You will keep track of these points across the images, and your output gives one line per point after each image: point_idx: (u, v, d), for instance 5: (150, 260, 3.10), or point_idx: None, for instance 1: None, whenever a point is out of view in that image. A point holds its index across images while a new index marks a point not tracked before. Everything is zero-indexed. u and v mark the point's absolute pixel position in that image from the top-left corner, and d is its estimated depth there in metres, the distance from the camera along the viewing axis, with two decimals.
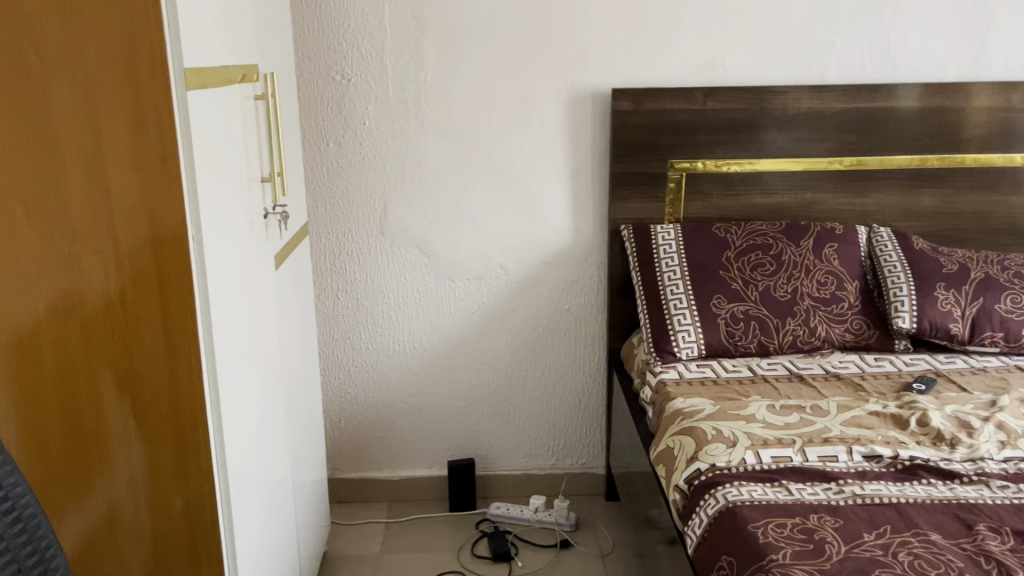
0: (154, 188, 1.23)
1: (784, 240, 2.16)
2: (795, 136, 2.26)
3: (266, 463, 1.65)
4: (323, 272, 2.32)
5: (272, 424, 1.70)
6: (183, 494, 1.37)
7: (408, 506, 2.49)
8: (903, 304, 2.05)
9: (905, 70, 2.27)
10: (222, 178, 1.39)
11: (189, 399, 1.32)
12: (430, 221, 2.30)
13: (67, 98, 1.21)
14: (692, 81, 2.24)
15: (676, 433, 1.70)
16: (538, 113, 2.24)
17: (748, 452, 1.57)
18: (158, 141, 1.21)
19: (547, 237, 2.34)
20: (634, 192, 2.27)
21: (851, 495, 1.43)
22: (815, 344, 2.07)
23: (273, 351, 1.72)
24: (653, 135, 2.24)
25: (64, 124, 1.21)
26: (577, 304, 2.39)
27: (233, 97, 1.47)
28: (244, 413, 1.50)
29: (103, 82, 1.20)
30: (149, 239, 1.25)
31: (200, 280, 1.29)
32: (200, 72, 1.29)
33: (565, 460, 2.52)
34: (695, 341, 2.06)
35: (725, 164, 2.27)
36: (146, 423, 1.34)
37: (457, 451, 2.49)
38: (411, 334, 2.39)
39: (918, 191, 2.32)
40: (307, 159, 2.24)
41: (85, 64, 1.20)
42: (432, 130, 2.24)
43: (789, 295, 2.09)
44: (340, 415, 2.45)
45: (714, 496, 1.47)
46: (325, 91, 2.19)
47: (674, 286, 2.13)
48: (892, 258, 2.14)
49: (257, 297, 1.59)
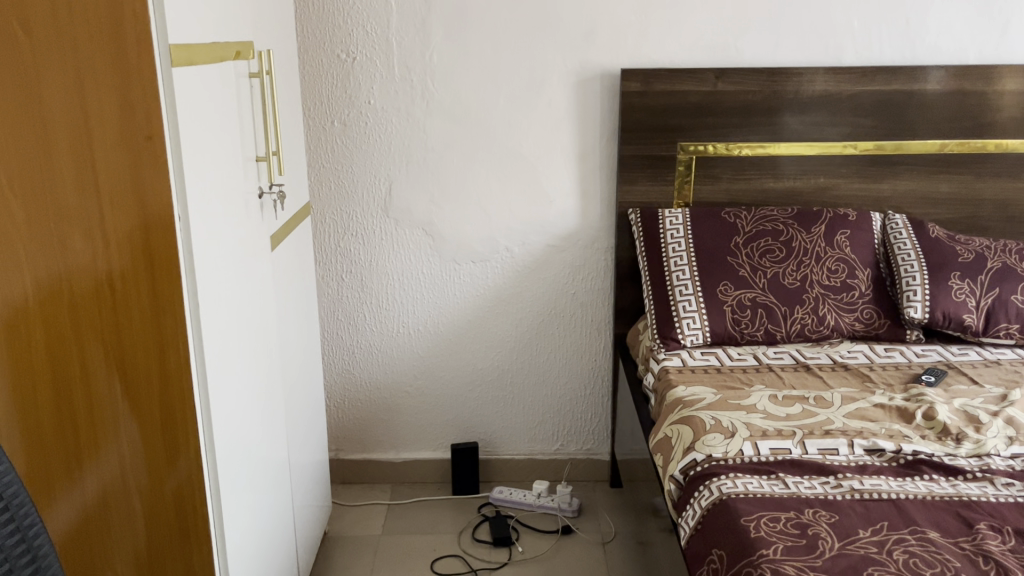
0: (143, 168, 1.23)
1: (796, 225, 2.11)
2: (809, 119, 2.20)
3: (260, 445, 1.65)
4: (325, 251, 2.31)
5: (269, 406, 1.70)
6: (176, 472, 1.37)
7: (412, 488, 2.48)
8: (915, 293, 2.00)
9: (926, 51, 2.19)
10: (212, 157, 1.38)
11: (177, 378, 1.32)
12: (435, 203, 2.27)
13: (56, 75, 1.18)
14: (704, 62, 2.19)
15: (675, 422, 1.67)
16: (545, 94, 2.20)
17: (746, 444, 1.54)
18: (144, 120, 1.21)
19: (554, 220, 2.30)
20: (643, 175, 2.23)
21: (849, 489, 1.40)
22: (824, 333, 2.02)
23: (270, 331, 1.71)
24: (662, 116, 2.19)
25: (52, 103, 1.19)
26: (584, 288, 2.36)
27: (225, 77, 1.44)
28: (235, 394, 1.49)
29: (90, 59, 1.19)
30: (138, 224, 1.25)
31: (188, 260, 1.29)
32: (188, 46, 1.27)
33: (569, 445, 2.50)
34: (700, 328, 2.02)
35: (737, 147, 2.22)
36: (137, 404, 1.33)
37: (461, 434, 2.48)
38: (414, 317, 2.37)
39: (936, 177, 2.26)
40: (311, 138, 2.22)
41: (72, 40, 1.18)
42: (438, 111, 2.21)
43: (798, 283, 2.04)
44: (344, 396, 2.45)
45: (709, 487, 1.44)
46: (329, 69, 2.17)
47: (680, 272, 2.09)
48: (906, 246, 2.08)
49: (251, 276, 1.58)
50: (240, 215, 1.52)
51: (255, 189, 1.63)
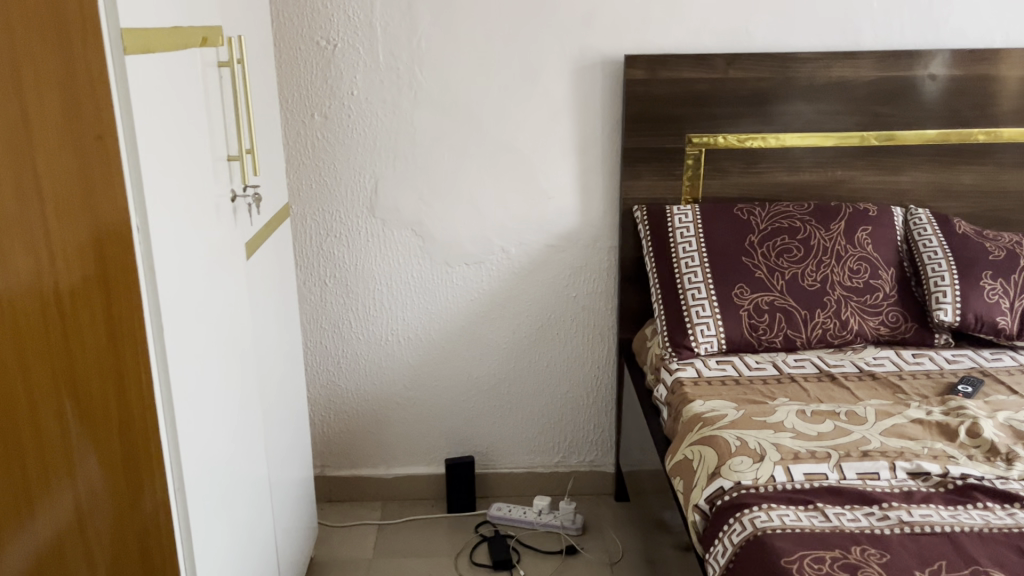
0: (92, 177, 1.07)
1: (813, 222, 1.97)
2: (825, 107, 2.05)
3: (236, 468, 1.50)
4: (307, 256, 2.14)
5: (246, 428, 1.55)
6: (141, 506, 1.20)
7: (404, 506, 2.33)
8: (945, 295, 1.86)
9: (949, 34, 2.05)
10: (175, 159, 1.20)
11: (139, 413, 1.16)
12: (425, 201, 2.11)
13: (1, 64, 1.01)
14: (712, 47, 2.03)
15: (696, 442, 1.52)
16: (543, 83, 2.04)
17: (778, 468, 1.39)
18: (93, 115, 1.04)
19: (553, 219, 2.14)
20: (648, 169, 2.07)
21: (897, 522, 1.25)
22: (847, 339, 1.88)
23: (246, 349, 1.56)
24: (669, 106, 2.03)
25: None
26: (585, 291, 2.20)
27: (190, 65, 1.28)
28: (208, 415, 1.34)
29: (33, 52, 1.02)
30: (89, 239, 1.09)
31: (148, 279, 1.13)
32: (144, 31, 1.11)
33: (571, 457, 2.35)
34: (715, 334, 1.87)
35: (748, 138, 2.07)
36: (96, 435, 1.17)
37: (456, 447, 2.33)
38: (404, 323, 2.21)
39: (959, 168, 2.12)
40: (289, 133, 2.05)
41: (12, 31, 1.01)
42: (426, 102, 2.04)
43: (818, 285, 1.90)
44: (329, 409, 2.29)
45: (740, 521, 1.29)
46: (307, 56, 2.00)
47: (692, 274, 1.94)
48: (932, 244, 1.94)
49: (224, 290, 1.42)
50: (211, 221, 1.36)
51: (228, 192, 1.47)
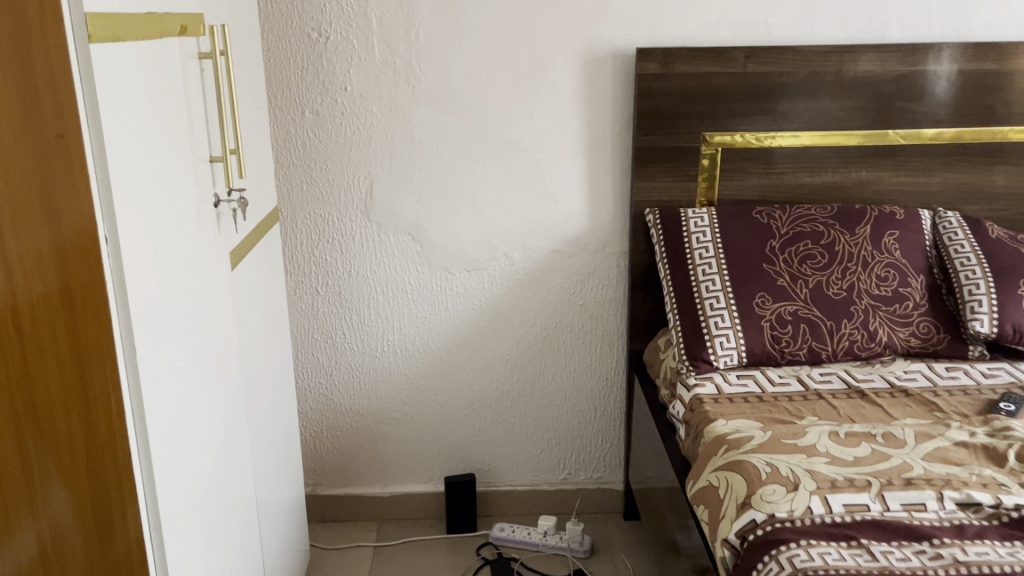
0: (55, 184, 0.94)
1: (837, 226, 1.85)
2: (850, 104, 1.93)
3: (221, 497, 1.37)
4: (298, 262, 2.01)
5: (232, 452, 1.43)
6: (112, 547, 1.07)
7: (401, 526, 2.20)
8: (981, 304, 1.75)
9: (980, 26, 1.93)
10: (149, 163, 1.07)
11: (108, 450, 1.03)
12: (424, 204, 1.98)
13: None
14: (730, 40, 1.91)
15: (722, 468, 1.40)
16: (550, 78, 1.91)
17: (814, 499, 1.27)
18: (53, 112, 0.91)
19: (560, 222, 2.02)
20: (661, 170, 1.95)
21: (952, 562, 1.13)
22: (875, 351, 1.76)
23: (231, 364, 1.43)
24: (684, 102, 1.91)
25: None
26: (594, 298, 2.08)
27: (167, 54, 1.15)
28: (189, 445, 1.20)
29: None
30: (50, 250, 0.96)
31: (119, 298, 1.00)
32: (114, 16, 0.97)
33: (577, 474, 2.23)
34: (735, 347, 1.75)
35: (767, 137, 1.95)
36: (62, 464, 1.04)
37: (456, 464, 2.20)
38: (402, 333, 2.08)
39: (990, 169, 2.00)
40: (278, 132, 1.92)
41: None
42: (426, 99, 1.91)
43: (844, 294, 1.78)
44: (321, 425, 2.16)
45: (776, 559, 1.17)
46: (296, 50, 1.87)
47: (709, 282, 1.82)
48: (964, 249, 1.82)
49: (206, 307, 1.29)
50: (191, 229, 1.23)
51: (210, 196, 1.34)
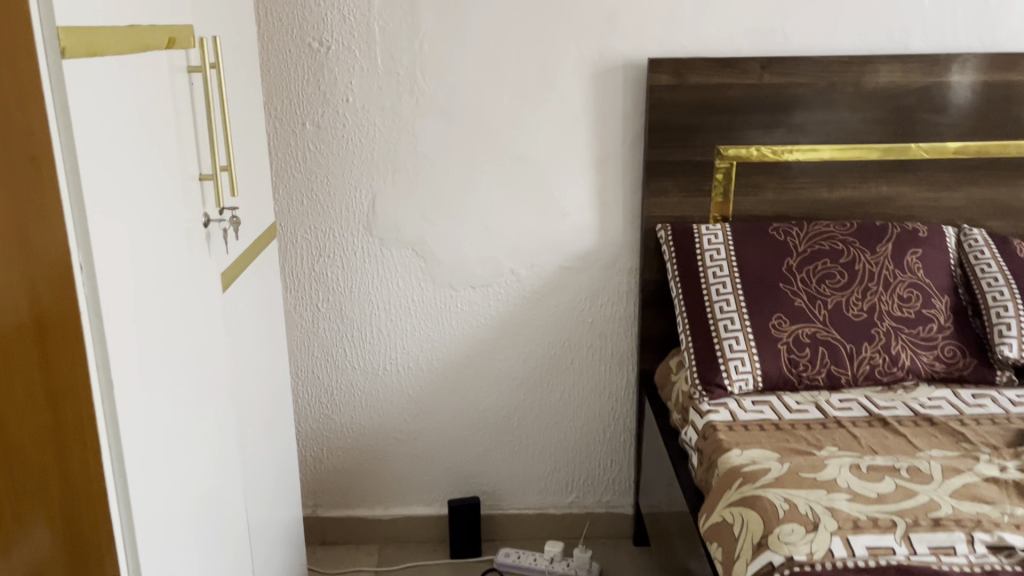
0: (27, 213, 0.86)
1: (857, 244, 1.77)
2: (870, 116, 1.86)
3: (209, 532, 1.31)
4: (298, 278, 1.96)
5: (222, 483, 1.37)
6: None
7: (401, 549, 2.14)
8: (1009, 327, 1.68)
9: (1007, 36, 1.85)
10: (132, 187, 1.00)
11: (87, 500, 0.93)
12: (428, 219, 1.92)
13: None
14: (745, 50, 1.84)
15: (737, 503, 1.32)
16: (558, 89, 1.85)
17: (835, 540, 1.19)
18: (25, 135, 0.83)
19: (569, 238, 1.95)
20: (674, 185, 1.88)
21: None
22: (897, 375, 1.69)
23: (222, 389, 1.37)
24: (697, 115, 1.84)
25: None
26: (603, 316, 2.01)
27: (151, 68, 1.08)
28: (175, 482, 1.14)
29: None
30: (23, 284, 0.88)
31: (96, 337, 0.90)
32: (92, 29, 0.91)
33: (586, 498, 2.16)
34: (750, 371, 1.68)
35: (784, 151, 1.87)
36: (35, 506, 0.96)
37: (461, 486, 2.14)
38: (405, 352, 2.02)
39: (1017, 184, 1.92)
40: (278, 145, 1.86)
41: None
42: (430, 110, 1.85)
43: (864, 315, 1.71)
44: (322, 444, 2.10)
45: None
46: (296, 60, 1.81)
47: (723, 302, 1.74)
48: (991, 270, 1.75)
49: (194, 333, 1.23)
50: (178, 252, 1.17)
51: (199, 216, 1.28)
